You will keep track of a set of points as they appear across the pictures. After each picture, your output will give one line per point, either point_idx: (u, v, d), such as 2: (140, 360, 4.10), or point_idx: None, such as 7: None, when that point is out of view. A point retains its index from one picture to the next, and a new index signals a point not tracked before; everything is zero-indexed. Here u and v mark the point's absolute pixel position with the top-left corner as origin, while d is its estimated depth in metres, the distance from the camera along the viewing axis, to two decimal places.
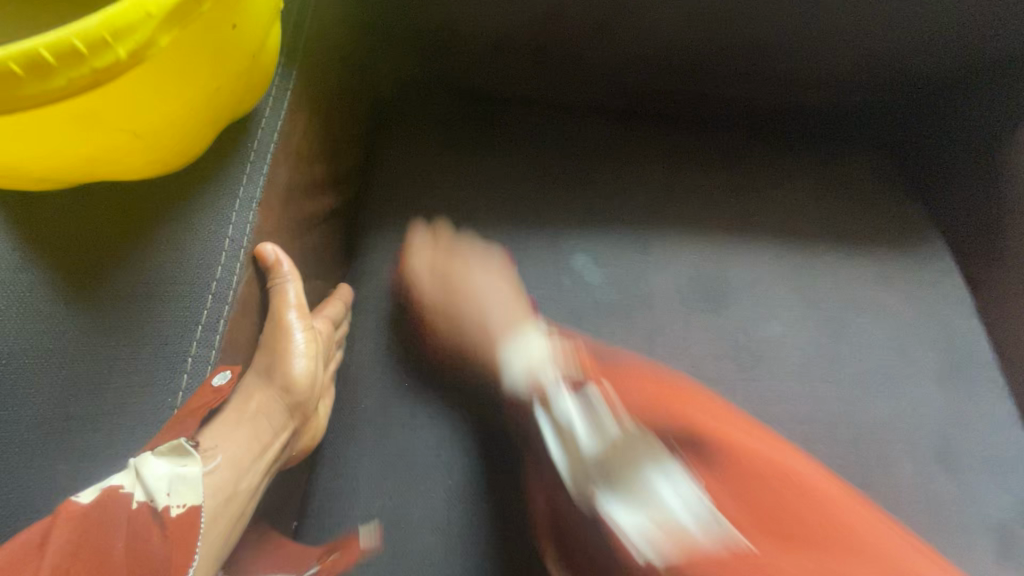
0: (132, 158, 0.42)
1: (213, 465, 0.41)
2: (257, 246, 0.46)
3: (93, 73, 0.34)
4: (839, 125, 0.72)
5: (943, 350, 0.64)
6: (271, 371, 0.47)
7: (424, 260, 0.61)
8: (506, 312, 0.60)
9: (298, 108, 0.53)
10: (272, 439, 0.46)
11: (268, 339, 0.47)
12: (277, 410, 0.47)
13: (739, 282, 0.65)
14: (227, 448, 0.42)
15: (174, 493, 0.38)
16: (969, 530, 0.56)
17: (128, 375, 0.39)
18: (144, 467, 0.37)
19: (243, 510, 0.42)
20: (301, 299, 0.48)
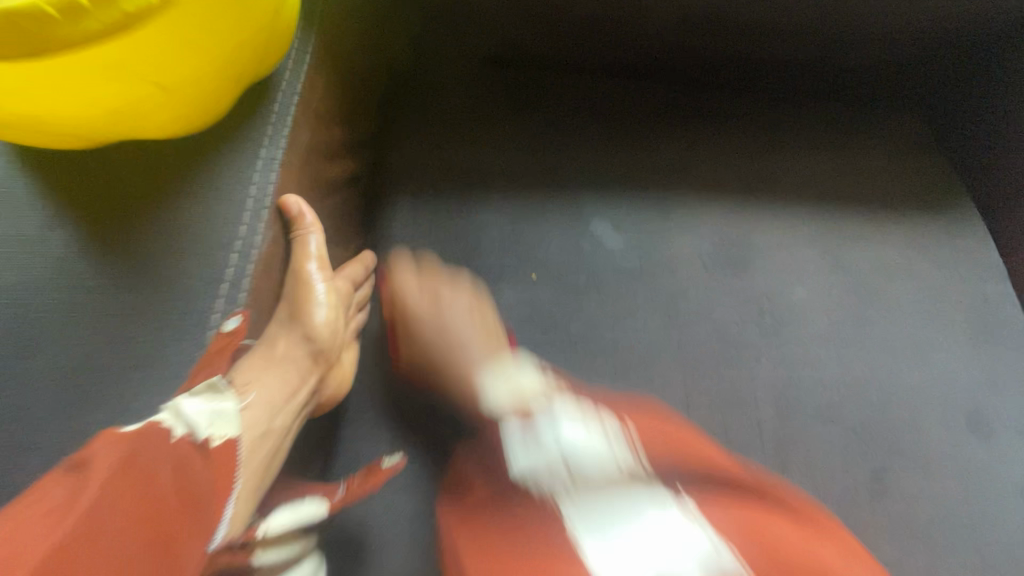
0: (155, 114, 0.40)
1: (246, 401, 0.44)
2: (283, 198, 0.47)
3: (122, 17, 0.32)
4: (859, 90, 0.75)
5: (969, 316, 0.66)
6: (295, 319, 0.49)
7: (411, 284, 0.64)
8: (484, 337, 0.61)
9: (319, 69, 0.53)
10: (301, 383, 0.49)
11: (291, 289, 0.50)
12: (301, 357, 0.50)
13: (764, 249, 0.68)
14: (258, 388, 0.46)
15: (213, 426, 0.41)
16: (981, 486, 0.59)
17: (160, 331, 0.42)
18: (181, 404, 0.39)
19: (277, 445, 0.46)
20: (322, 252, 0.50)
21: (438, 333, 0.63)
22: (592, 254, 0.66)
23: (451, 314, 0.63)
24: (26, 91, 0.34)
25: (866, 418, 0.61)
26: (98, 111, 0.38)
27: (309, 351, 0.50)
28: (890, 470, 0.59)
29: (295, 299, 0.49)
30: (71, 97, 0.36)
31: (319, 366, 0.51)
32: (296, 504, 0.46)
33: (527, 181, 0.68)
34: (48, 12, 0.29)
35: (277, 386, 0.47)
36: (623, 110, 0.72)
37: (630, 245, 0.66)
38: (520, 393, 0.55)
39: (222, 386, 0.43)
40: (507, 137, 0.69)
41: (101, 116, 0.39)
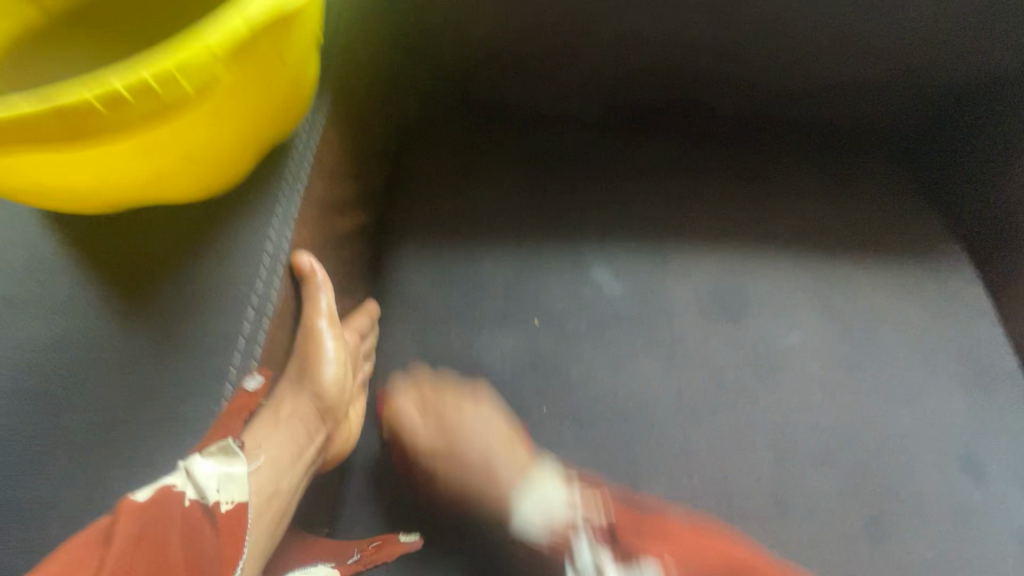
0: (180, 181, 0.43)
1: (256, 464, 0.46)
2: (295, 257, 0.50)
3: (162, 108, 0.34)
4: (846, 136, 0.79)
5: (959, 359, 0.68)
6: (302, 377, 0.51)
7: (411, 404, 0.61)
8: (506, 454, 0.59)
9: (331, 129, 0.56)
10: (309, 441, 0.50)
11: (300, 345, 0.51)
12: (310, 414, 0.51)
13: (758, 294, 0.70)
14: (268, 449, 0.47)
15: (223, 490, 0.43)
16: (974, 528, 0.61)
17: (176, 385, 0.43)
18: (193, 466, 0.41)
19: (283, 505, 0.47)
20: (331, 309, 0.52)
21: (460, 462, 0.60)
22: (592, 300, 0.68)
23: (466, 421, 0.60)
24: (73, 168, 0.37)
25: (861, 462, 0.63)
26: (133, 180, 0.40)
27: (317, 408, 0.51)
28: (889, 515, 0.60)
29: (303, 355, 0.51)
30: (110, 169, 0.38)
31: (326, 423, 0.52)
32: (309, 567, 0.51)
33: (529, 228, 0.70)
34: (94, 107, 0.31)
35: (286, 445, 0.49)
36: (621, 158, 0.75)
37: (628, 291, 0.69)
38: (551, 516, 0.55)
39: (235, 448, 0.44)
40: (510, 185, 0.72)
41: (137, 184, 0.41)
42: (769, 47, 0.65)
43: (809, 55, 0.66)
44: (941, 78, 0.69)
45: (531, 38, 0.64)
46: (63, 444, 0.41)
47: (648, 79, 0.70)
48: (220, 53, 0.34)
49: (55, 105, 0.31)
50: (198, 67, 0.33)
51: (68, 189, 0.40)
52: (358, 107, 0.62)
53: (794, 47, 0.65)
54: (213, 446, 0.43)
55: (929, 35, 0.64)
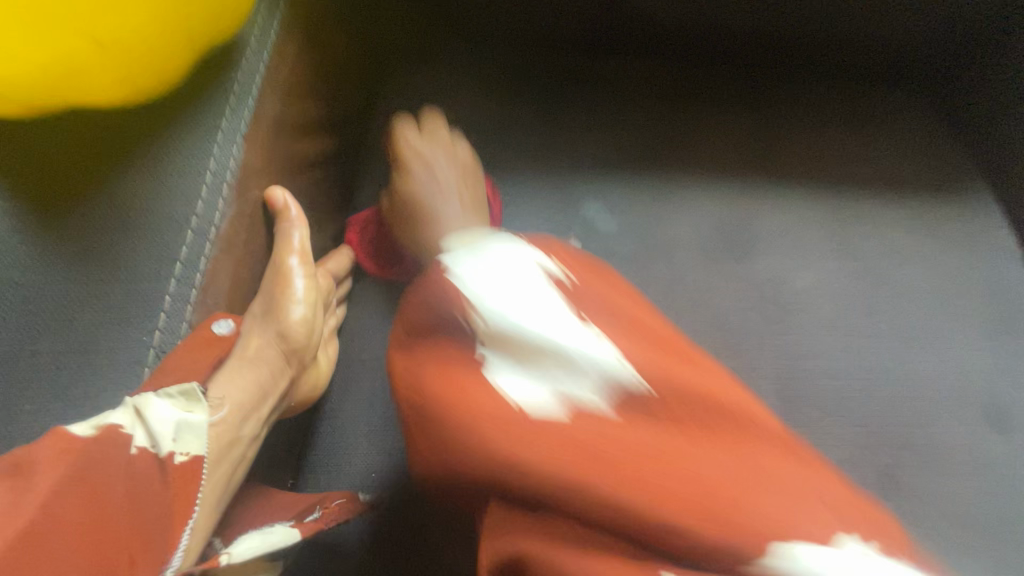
0: (104, 83, 0.39)
1: (218, 414, 0.39)
2: (267, 189, 0.48)
3: None
4: (866, 71, 0.71)
5: (990, 306, 0.63)
6: (270, 314, 0.46)
7: (410, 141, 0.61)
8: (464, 213, 0.57)
9: (287, 36, 0.50)
10: (272, 386, 0.44)
11: (269, 282, 0.47)
12: (276, 357, 0.45)
13: (767, 234, 0.64)
14: (232, 396, 0.41)
15: (180, 441, 0.35)
16: (999, 482, 0.55)
17: (102, 312, 0.37)
18: (145, 408, 0.34)
19: (245, 454, 0.41)
20: (305, 246, 0.48)
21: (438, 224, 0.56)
22: (583, 238, 0.61)
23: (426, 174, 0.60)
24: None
25: (875, 410, 0.58)
26: (41, 76, 0.37)
27: (281, 350, 0.46)
28: (906, 471, 0.55)
29: (271, 294, 0.47)
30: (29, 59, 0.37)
31: (292, 367, 0.46)
32: (266, 529, 0.41)
33: (514, 161, 0.64)
34: None
35: (251, 392, 0.42)
36: (618, 80, 0.68)
37: (623, 230, 0.62)
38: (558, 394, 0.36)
39: (200, 394, 0.37)
40: (492, 115, 0.66)
41: (60, 88, 0.38)
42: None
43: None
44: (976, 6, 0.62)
45: None
46: None
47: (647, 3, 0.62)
48: None
49: None
50: None
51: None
52: (322, 18, 0.55)
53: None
54: (171, 385, 0.36)
55: None
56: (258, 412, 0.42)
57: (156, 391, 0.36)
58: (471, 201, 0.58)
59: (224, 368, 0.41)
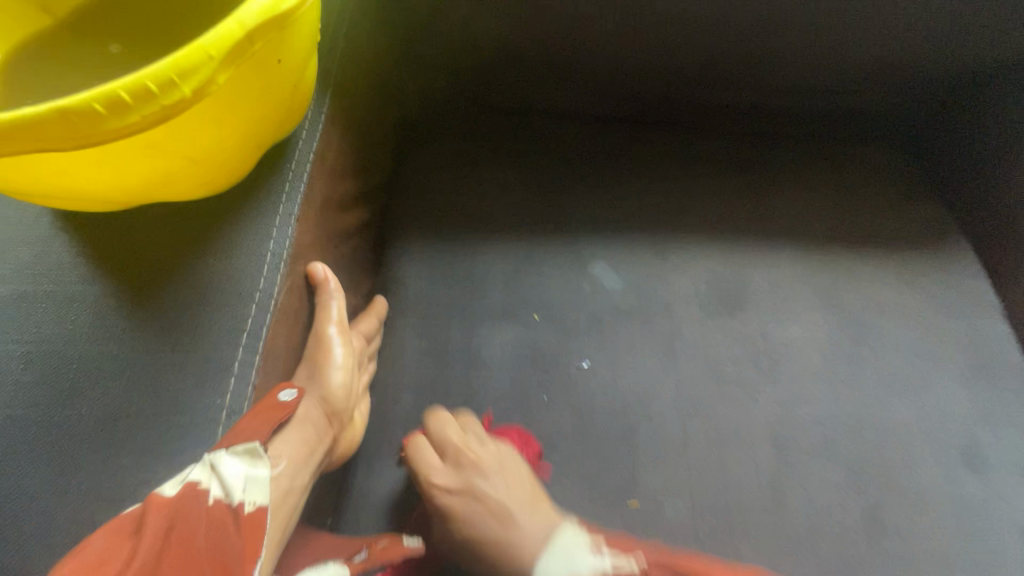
0: (185, 181, 0.44)
1: (278, 469, 0.46)
2: (308, 266, 0.54)
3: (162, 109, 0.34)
4: (846, 128, 0.78)
5: (968, 354, 0.68)
6: (314, 378, 0.53)
7: (431, 461, 0.56)
8: (528, 492, 0.55)
9: (332, 127, 0.57)
10: (318, 442, 0.51)
11: (312, 349, 0.54)
12: (320, 417, 0.52)
13: (758, 289, 0.70)
14: (287, 453, 0.48)
15: (248, 491, 0.41)
16: (976, 521, 0.60)
17: (181, 379, 0.44)
18: (219, 464, 0.41)
19: (298, 502, 0.48)
20: (341, 316, 0.56)
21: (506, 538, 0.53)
22: (591, 294, 0.68)
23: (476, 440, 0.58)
24: (88, 170, 0.38)
25: (861, 454, 0.63)
26: (134, 180, 0.41)
27: (324, 411, 0.52)
28: (890, 511, 0.60)
29: (314, 360, 0.54)
30: (113, 165, 0.39)
31: (332, 427, 0.53)
32: (319, 567, 0.48)
33: (525, 222, 0.71)
34: (96, 110, 0.32)
35: (301, 448, 0.49)
36: (618, 145, 0.76)
37: (627, 286, 0.69)
38: None
39: (261, 452, 0.43)
40: (503, 176, 0.73)
41: (133, 181, 0.41)
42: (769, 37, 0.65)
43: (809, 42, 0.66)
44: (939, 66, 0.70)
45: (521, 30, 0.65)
46: (72, 433, 0.42)
47: (645, 71, 0.70)
48: (213, 53, 0.35)
49: (58, 108, 0.32)
50: (195, 69, 0.34)
51: (73, 184, 0.40)
52: (358, 104, 0.63)
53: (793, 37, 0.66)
54: (240, 444, 0.42)
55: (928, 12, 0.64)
56: (308, 465, 0.49)
57: (229, 449, 0.42)
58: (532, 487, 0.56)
59: (282, 431, 0.49)
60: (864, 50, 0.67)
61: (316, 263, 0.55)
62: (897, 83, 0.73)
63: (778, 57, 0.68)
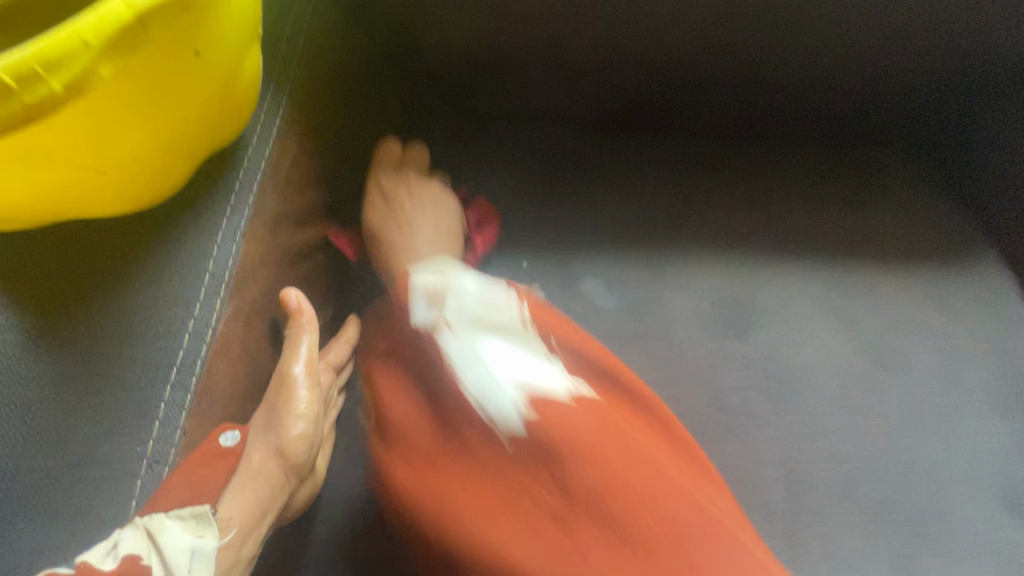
0: (100, 195, 0.38)
1: (226, 537, 0.40)
2: (281, 292, 0.49)
3: (25, 110, 0.28)
4: (862, 130, 0.71)
5: (1002, 379, 0.61)
6: (272, 425, 0.45)
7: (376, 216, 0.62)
8: (442, 272, 0.59)
9: (287, 133, 0.51)
10: (271, 502, 0.44)
11: (274, 392, 0.47)
12: (277, 473, 0.45)
13: (767, 308, 0.63)
14: (237, 517, 0.41)
15: (193, 568, 0.37)
16: (1017, 573, 0.54)
17: (96, 425, 0.38)
18: (160, 533, 0.36)
19: (242, 572, 0.41)
20: (311, 354, 0.48)
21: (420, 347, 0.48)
22: (580, 315, 0.61)
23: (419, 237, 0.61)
24: None
25: (886, 495, 0.56)
26: (28, 194, 0.35)
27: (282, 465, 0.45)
28: (922, 561, 0.54)
29: (274, 405, 0.46)
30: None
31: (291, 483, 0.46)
32: None
33: (505, 235, 0.65)
34: None
35: (250, 508, 0.42)
36: (611, 151, 0.70)
37: (621, 305, 0.62)
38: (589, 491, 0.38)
39: (211, 517, 0.39)
40: (485, 186, 0.68)
41: (29, 199, 0.35)
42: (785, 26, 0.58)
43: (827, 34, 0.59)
44: (974, 63, 0.62)
45: (504, 26, 0.59)
46: None
47: (641, 72, 0.64)
48: (91, 41, 0.29)
49: None
50: (68, 58, 0.28)
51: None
52: (320, 108, 0.57)
53: (807, 32, 0.59)
54: (187, 507, 0.38)
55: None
56: (259, 528, 0.42)
57: (172, 514, 0.38)
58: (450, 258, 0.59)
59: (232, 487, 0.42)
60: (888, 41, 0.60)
61: (286, 293, 0.49)
62: (923, 80, 0.65)
63: (788, 49, 0.61)
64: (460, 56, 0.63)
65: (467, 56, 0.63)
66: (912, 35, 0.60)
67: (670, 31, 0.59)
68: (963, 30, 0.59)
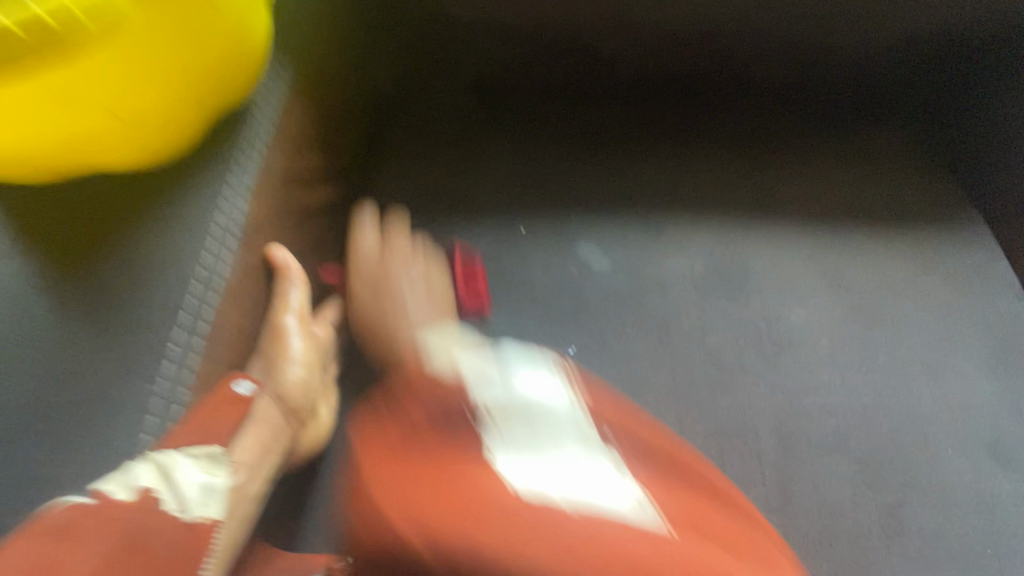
0: (118, 146, 0.41)
1: (239, 474, 0.41)
2: (268, 249, 0.50)
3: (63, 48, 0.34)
4: (851, 100, 0.74)
5: (989, 339, 0.63)
6: (270, 372, 0.47)
7: (368, 242, 0.59)
8: (430, 305, 0.52)
9: (289, 98, 0.53)
10: (277, 443, 0.45)
11: (267, 342, 0.49)
12: (279, 416, 0.46)
13: (759, 270, 0.65)
14: (246, 456, 0.42)
15: (205, 504, 0.37)
16: (1003, 520, 0.55)
17: (109, 365, 0.39)
18: (174, 469, 0.37)
19: (252, 512, 0.42)
20: (302, 306, 0.51)
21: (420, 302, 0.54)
22: (577, 278, 0.63)
23: (404, 284, 0.55)
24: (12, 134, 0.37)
25: (876, 448, 0.58)
26: (58, 147, 0.39)
27: (282, 410, 0.46)
28: (910, 509, 0.55)
29: (270, 354, 0.48)
30: (23, 127, 0.37)
31: (292, 427, 0.47)
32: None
33: (502, 199, 0.66)
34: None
35: (257, 451, 0.43)
36: (608, 121, 0.71)
37: (617, 268, 0.64)
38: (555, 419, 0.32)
39: (222, 457, 0.40)
40: (485, 156, 0.68)
41: (58, 141, 0.39)
42: None
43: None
44: (962, 29, 0.65)
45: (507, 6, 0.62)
46: None
47: (638, 42, 0.66)
48: None
49: None
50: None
51: None
52: (321, 77, 0.59)
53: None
54: (199, 448, 0.40)
55: None
56: (267, 467, 0.43)
57: (184, 453, 0.39)
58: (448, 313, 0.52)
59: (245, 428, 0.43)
60: (879, 17, 0.64)
61: (274, 249, 0.51)
62: (911, 43, 0.67)
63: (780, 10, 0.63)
64: (464, 33, 0.65)
65: (465, 31, 0.65)
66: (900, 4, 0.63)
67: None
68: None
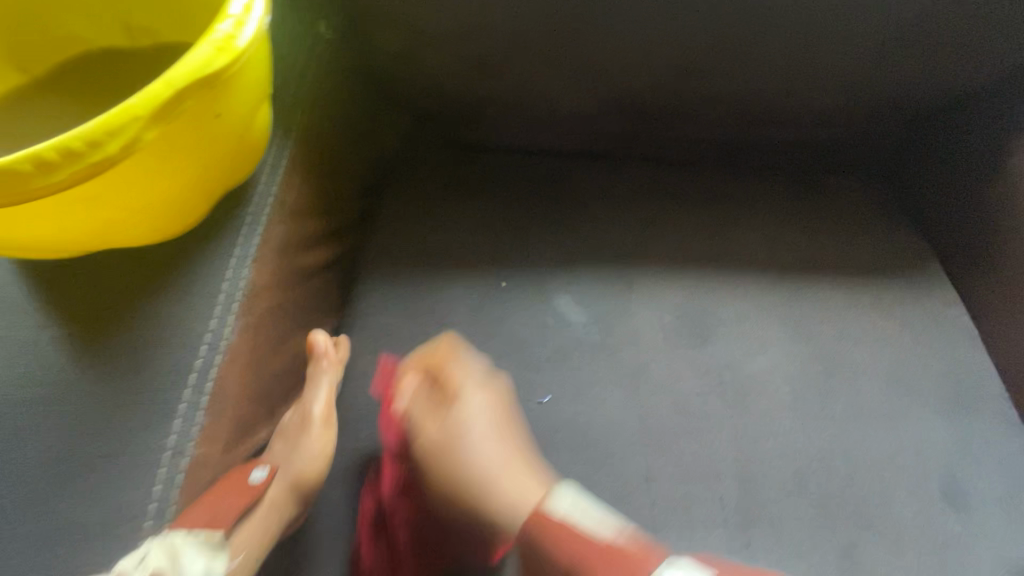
0: (134, 231, 0.46)
1: (236, 558, 0.48)
2: (313, 337, 0.60)
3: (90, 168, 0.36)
4: (820, 158, 0.79)
5: (946, 386, 0.67)
6: (287, 455, 0.55)
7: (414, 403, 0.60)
8: (524, 467, 0.57)
9: (292, 171, 0.59)
10: (278, 526, 0.52)
11: (293, 424, 0.57)
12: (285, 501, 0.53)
13: (726, 320, 0.70)
14: (247, 542, 0.50)
15: None
16: (954, 562, 0.59)
17: (128, 421, 0.45)
18: (183, 554, 0.43)
19: None
20: (329, 395, 0.59)
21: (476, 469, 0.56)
22: (555, 329, 0.68)
23: (481, 461, 0.56)
24: (35, 224, 0.41)
25: (833, 491, 0.61)
26: (78, 229, 0.43)
27: (291, 496, 0.54)
28: (864, 550, 0.59)
29: (292, 437, 0.56)
30: (48, 219, 0.41)
31: (297, 509, 0.54)
32: None
33: (487, 254, 0.72)
34: (26, 170, 0.35)
35: (258, 534, 0.51)
36: (588, 178, 0.78)
37: (592, 319, 0.69)
38: None
39: (222, 544, 0.46)
40: (473, 213, 0.74)
41: (77, 231, 0.44)
42: (748, 55, 0.66)
43: (779, 65, 0.67)
44: (916, 92, 0.70)
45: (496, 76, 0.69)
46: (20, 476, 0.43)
47: (611, 104, 0.72)
48: (140, 112, 0.37)
49: None
50: (122, 127, 0.36)
51: (17, 238, 0.42)
52: (322, 146, 0.65)
53: (766, 58, 0.67)
54: (205, 533, 0.45)
55: (896, 32, 0.64)
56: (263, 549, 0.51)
57: (192, 534, 0.45)
58: (537, 475, 0.57)
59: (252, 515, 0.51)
60: (836, 86, 0.70)
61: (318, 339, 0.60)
62: (872, 106, 0.72)
63: (743, 78, 0.69)
64: (457, 99, 0.72)
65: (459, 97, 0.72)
66: (855, 71, 0.68)
67: (630, 68, 0.68)
68: (902, 61, 0.67)
